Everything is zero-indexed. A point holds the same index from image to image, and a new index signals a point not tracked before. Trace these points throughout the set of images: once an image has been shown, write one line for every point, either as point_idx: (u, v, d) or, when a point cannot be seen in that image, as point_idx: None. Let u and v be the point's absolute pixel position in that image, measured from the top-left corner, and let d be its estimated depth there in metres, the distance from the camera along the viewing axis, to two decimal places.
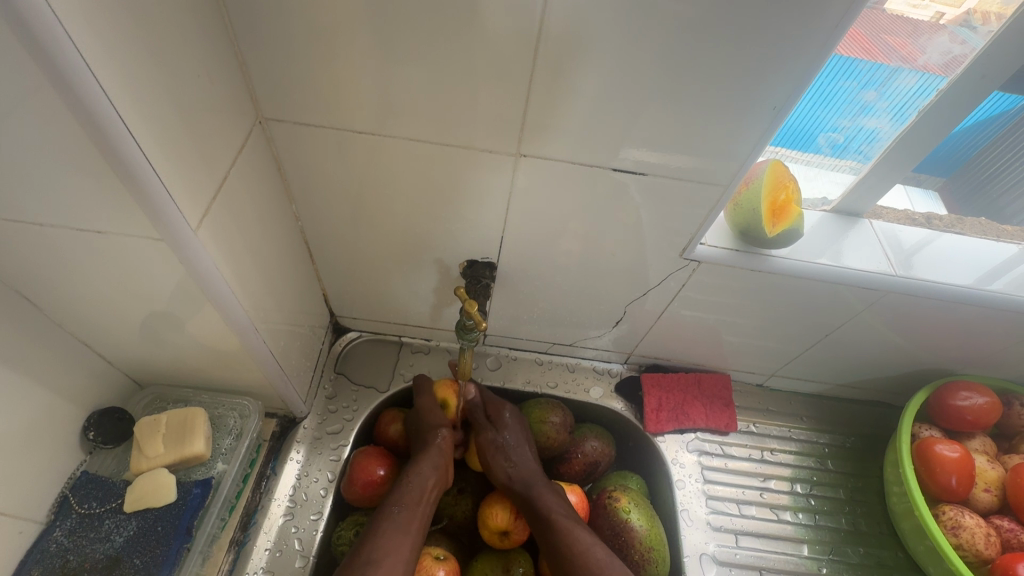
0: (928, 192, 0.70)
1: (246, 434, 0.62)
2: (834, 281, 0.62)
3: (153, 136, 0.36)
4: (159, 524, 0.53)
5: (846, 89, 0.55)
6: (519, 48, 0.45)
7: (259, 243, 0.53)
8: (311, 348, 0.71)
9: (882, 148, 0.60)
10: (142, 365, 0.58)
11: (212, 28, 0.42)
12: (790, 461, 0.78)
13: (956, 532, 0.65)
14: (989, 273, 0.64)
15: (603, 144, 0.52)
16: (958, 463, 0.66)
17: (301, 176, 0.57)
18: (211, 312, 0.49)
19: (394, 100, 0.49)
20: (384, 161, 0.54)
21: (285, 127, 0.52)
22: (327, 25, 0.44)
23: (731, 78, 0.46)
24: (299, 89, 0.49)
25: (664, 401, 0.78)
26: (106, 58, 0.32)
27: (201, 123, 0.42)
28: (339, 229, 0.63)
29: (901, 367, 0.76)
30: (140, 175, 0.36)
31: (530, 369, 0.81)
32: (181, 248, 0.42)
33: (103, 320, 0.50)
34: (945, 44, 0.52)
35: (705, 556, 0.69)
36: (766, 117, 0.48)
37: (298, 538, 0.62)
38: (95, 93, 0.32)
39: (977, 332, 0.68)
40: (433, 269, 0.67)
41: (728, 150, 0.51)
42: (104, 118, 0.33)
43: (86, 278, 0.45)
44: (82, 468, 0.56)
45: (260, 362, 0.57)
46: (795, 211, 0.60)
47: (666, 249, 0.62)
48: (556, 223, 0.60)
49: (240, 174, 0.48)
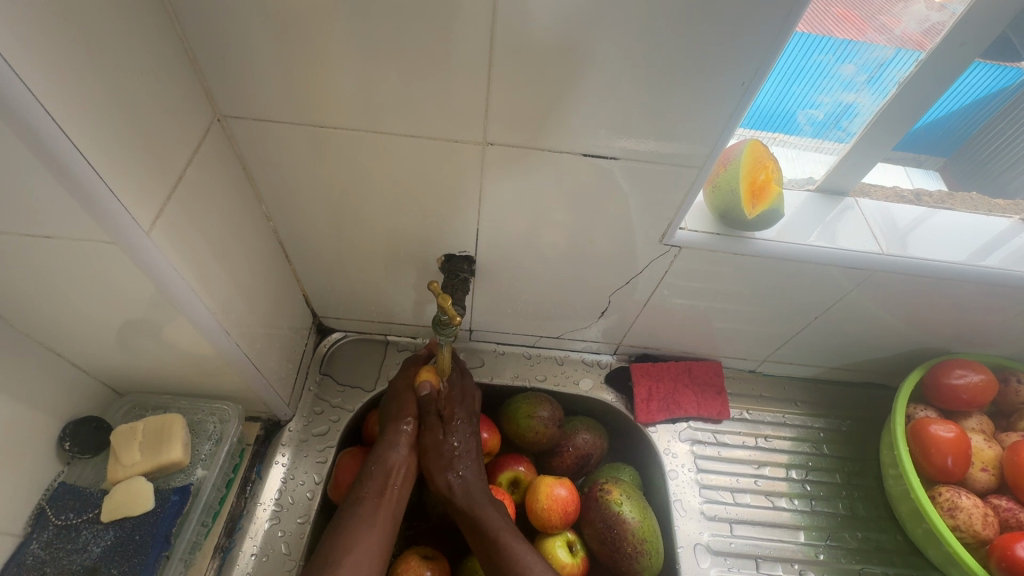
0: (930, 172, 0.68)
1: (226, 438, 0.61)
2: (822, 262, 0.61)
3: (94, 138, 0.35)
4: (136, 533, 0.53)
5: (824, 63, 0.53)
6: (476, 33, 0.43)
7: (226, 244, 0.52)
8: (292, 350, 0.70)
9: (863, 123, 0.59)
10: (117, 373, 0.57)
11: (158, 24, 0.41)
12: (786, 447, 0.77)
13: (953, 513, 0.64)
14: (981, 249, 0.63)
15: (573, 130, 0.50)
16: (954, 442, 0.65)
17: (267, 175, 0.55)
18: (178, 316, 0.48)
19: (354, 93, 0.48)
20: (351, 156, 0.53)
21: (246, 124, 0.51)
22: (279, 16, 0.43)
23: (699, 55, 0.44)
24: (255, 85, 0.47)
25: (655, 390, 0.77)
26: (31, 55, 0.31)
27: (149, 121, 0.41)
28: (312, 228, 0.62)
29: (895, 348, 0.74)
30: (85, 179, 0.35)
31: (518, 363, 0.80)
32: (137, 253, 0.41)
33: (69, 329, 0.49)
34: (922, 12, 0.51)
35: (699, 546, 0.69)
36: (736, 94, 0.47)
37: (285, 542, 0.62)
38: (20, 91, 0.30)
39: (970, 308, 0.67)
40: (412, 265, 0.66)
41: (703, 131, 0.50)
42: (34, 119, 0.31)
43: (45, 288, 0.44)
44: (59, 479, 0.55)
45: (235, 366, 0.56)
46: (775, 191, 0.59)
47: (647, 235, 0.61)
48: (532, 214, 0.59)
49: (199, 174, 0.47)
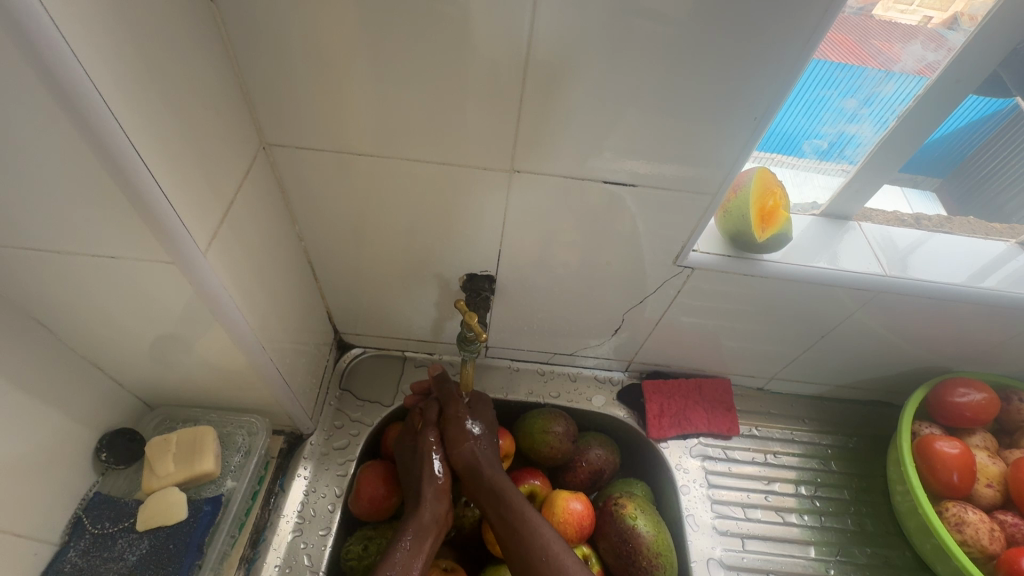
0: (926, 194, 0.71)
1: (254, 450, 0.63)
2: (828, 283, 0.64)
3: (163, 164, 0.38)
4: (170, 542, 0.55)
5: (826, 98, 0.57)
6: (508, 68, 0.47)
7: (264, 263, 0.55)
8: (316, 365, 0.72)
9: (866, 151, 0.62)
10: (152, 387, 0.59)
11: (217, 60, 0.45)
12: (794, 463, 0.79)
13: (960, 528, 0.65)
14: (980, 271, 0.65)
15: (594, 158, 0.54)
16: (959, 458, 0.67)
17: (303, 198, 0.58)
18: (219, 330, 0.50)
19: (391, 123, 0.51)
20: (383, 179, 0.56)
21: (287, 151, 0.54)
22: (326, 53, 0.46)
23: (714, 91, 0.48)
24: (298, 115, 0.51)
25: (666, 407, 0.79)
26: (116, 91, 0.34)
27: (206, 148, 0.44)
28: (341, 248, 0.64)
29: (900, 366, 0.77)
30: (153, 203, 0.38)
31: (532, 379, 0.82)
32: (191, 271, 0.44)
33: (114, 343, 0.52)
34: (919, 51, 0.54)
35: (712, 560, 0.70)
36: (748, 127, 0.50)
37: (308, 554, 0.63)
38: (106, 121, 0.33)
39: (972, 329, 0.69)
40: (434, 284, 0.69)
41: (716, 159, 0.53)
42: (116, 147, 0.34)
43: (98, 303, 0.46)
44: (94, 488, 0.57)
45: (267, 379, 0.58)
46: (782, 216, 0.62)
47: (661, 256, 0.63)
48: (552, 234, 0.62)
49: (244, 197, 0.50)
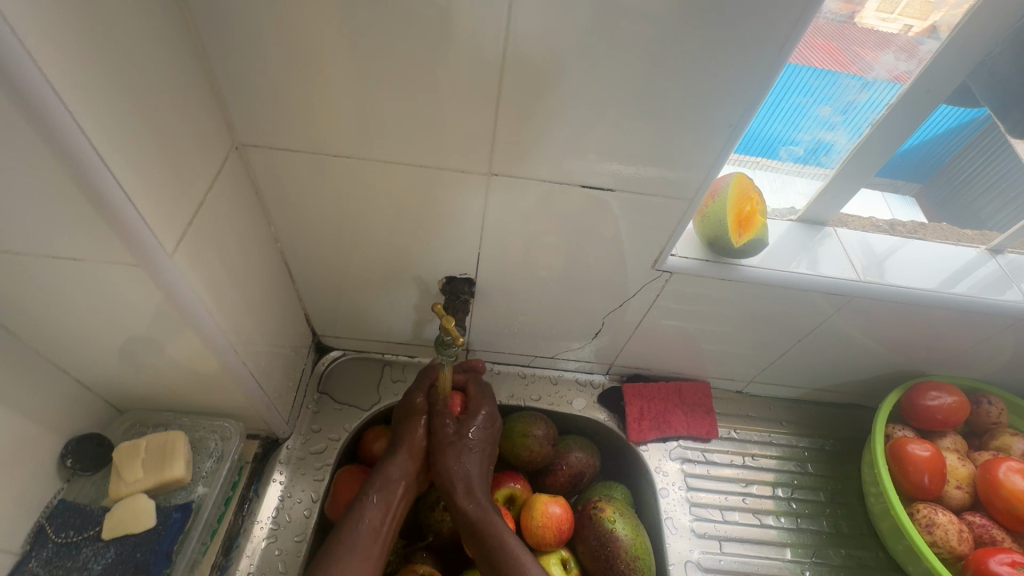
0: (906, 198, 0.74)
1: (227, 456, 0.62)
2: (803, 289, 0.65)
3: (127, 165, 0.38)
4: (137, 550, 0.54)
5: (802, 104, 0.58)
6: (484, 71, 0.47)
7: (238, 265, 0.54)
8: (293, 368, 0.71)
9: (841, 159, 0.63)
10: (121, 391, 0.58)
11: (185, 57, 0.44)
12: (772, 465, 0.80)
13: (931, 529, 0.66)
14: (951, 277, 0.67)
15: (572, 162, 0.54)
16: (930, 461, 0.68)
17: (279, 199, 0.58)
18: (190, 334, 0.49)
19: (368, 124, 0.51)
20: (359, 181, 0.56)
21: (262, 151, 0.53)
22: (299, 52, 0.45)
23: (691, 97, 0.48)
24: (272, 115, 0.50)
25: (647, 409, 0.80)
26: (77, 90, 0.33)
27: (173, 147, 0.43)
28: (318, 251, 0.64)
29: (874, 369, 0.78)
30: (118, 204, 0.37)
31: (514, 382, 0.82)
32: (159, 274, 0.43)
33: (82, 348, 0.50)
34: (892, 60, 0.55)
35: (689, 563, 0.70)
36: (724, 133, 0.51)
37: (282, 561, 0.63)
38: (65, 119, 0.32)
39: (944, 333, 0.70)
40: (413, 287, 0.68)
41: (691, 165, 0.54)
42: (77, 146, 0.34)
43: (62, 307, 0.45)
44: (59, 496, 0.55)
45: (240, 384, 0.57)
46: (760, 223, 0.62)
47: (639, 260, 0.64)
48: (531, 237, 0.62)
49: (216, 199, 0.49)
